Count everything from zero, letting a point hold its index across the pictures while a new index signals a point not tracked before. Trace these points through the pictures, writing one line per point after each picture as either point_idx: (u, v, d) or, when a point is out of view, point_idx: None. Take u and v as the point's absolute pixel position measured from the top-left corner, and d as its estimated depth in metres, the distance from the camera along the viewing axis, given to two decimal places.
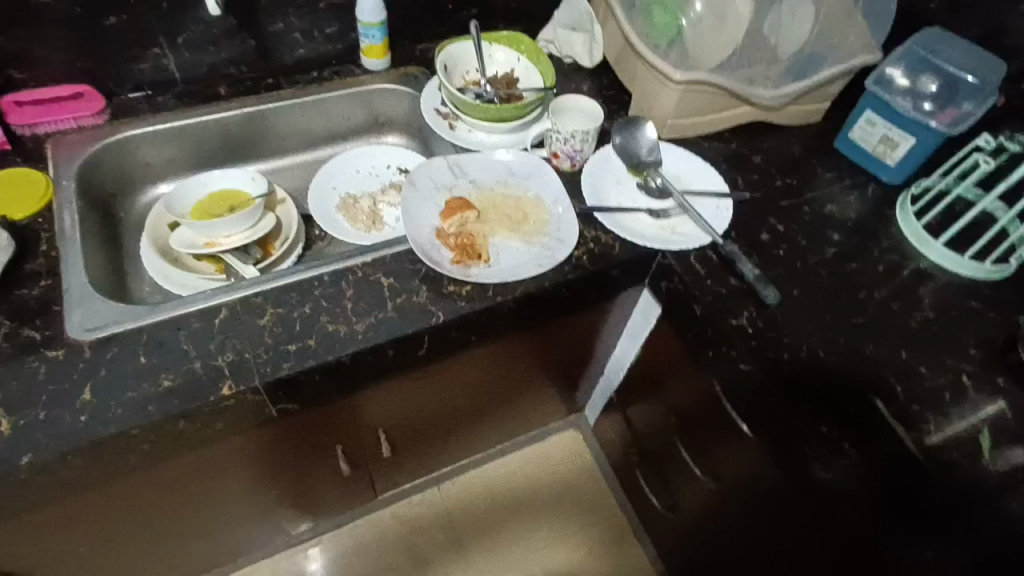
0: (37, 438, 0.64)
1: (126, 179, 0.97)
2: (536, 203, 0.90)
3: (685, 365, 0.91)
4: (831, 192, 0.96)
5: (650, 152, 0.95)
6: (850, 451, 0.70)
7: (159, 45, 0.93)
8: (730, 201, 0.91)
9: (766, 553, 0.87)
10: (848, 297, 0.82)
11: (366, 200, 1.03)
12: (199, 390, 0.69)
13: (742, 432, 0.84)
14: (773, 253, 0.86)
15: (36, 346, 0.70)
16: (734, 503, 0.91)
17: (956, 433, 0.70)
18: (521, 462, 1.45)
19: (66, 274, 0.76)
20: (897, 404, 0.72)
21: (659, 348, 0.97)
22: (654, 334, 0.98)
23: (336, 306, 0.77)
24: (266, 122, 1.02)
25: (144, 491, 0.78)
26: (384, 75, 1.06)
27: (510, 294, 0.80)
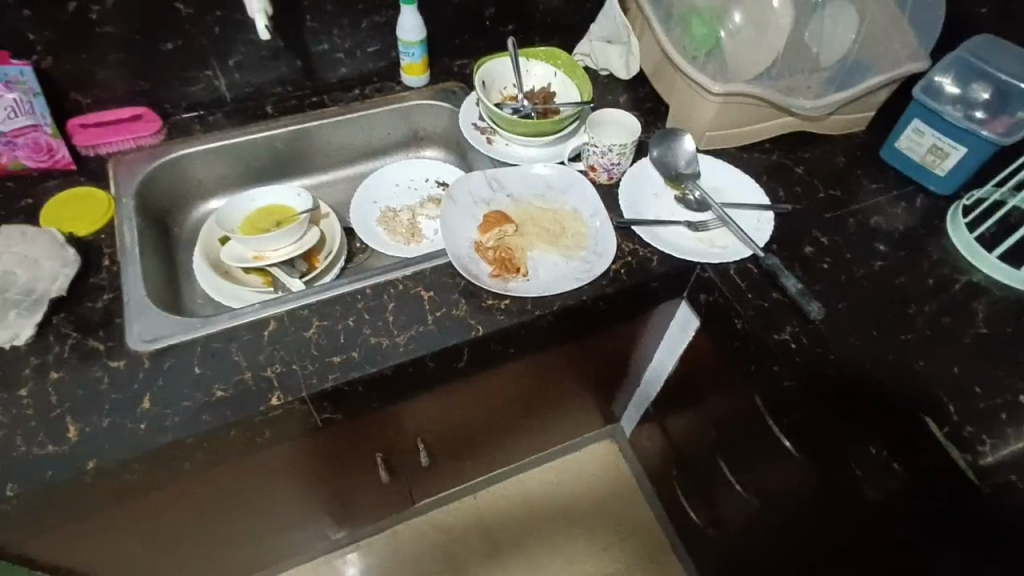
0: (101, 445, 0.67)
1: (181, 196, 1.01)
2: (574, 216, 0.91)
3: (726, 377, 0.90)
4: (876, 203, 0.93)
5: (688, 164, 0.94)
6: (901, 472, 0.69)
7: (210, 67, 0.97)
8: (772, 214, 0.90)
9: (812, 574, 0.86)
10: (895, 313, 0.80)
11: (405, 213, 1.06)
12: (249, 400, 0.72)
13: (787, 449, 0.82)
14: (817, 267, 0.85)
15: (99, 356, 0.74)
16: (778, 522, 0.89)
17: (1015, 456, 0.67)
18: (555, 472, 1.45)
19: (126, 288, 0.80)
20: (950, 423, 0.69)
21: (698, 362, 0.96)
22: (693, 347, 0.97)
23: (379, 319, 0.79)
24: (311, 139, 1.06)
25: (196, 496, 0.81)
26: (421, 91, 1.09)
27: (548, 309, 0.81)
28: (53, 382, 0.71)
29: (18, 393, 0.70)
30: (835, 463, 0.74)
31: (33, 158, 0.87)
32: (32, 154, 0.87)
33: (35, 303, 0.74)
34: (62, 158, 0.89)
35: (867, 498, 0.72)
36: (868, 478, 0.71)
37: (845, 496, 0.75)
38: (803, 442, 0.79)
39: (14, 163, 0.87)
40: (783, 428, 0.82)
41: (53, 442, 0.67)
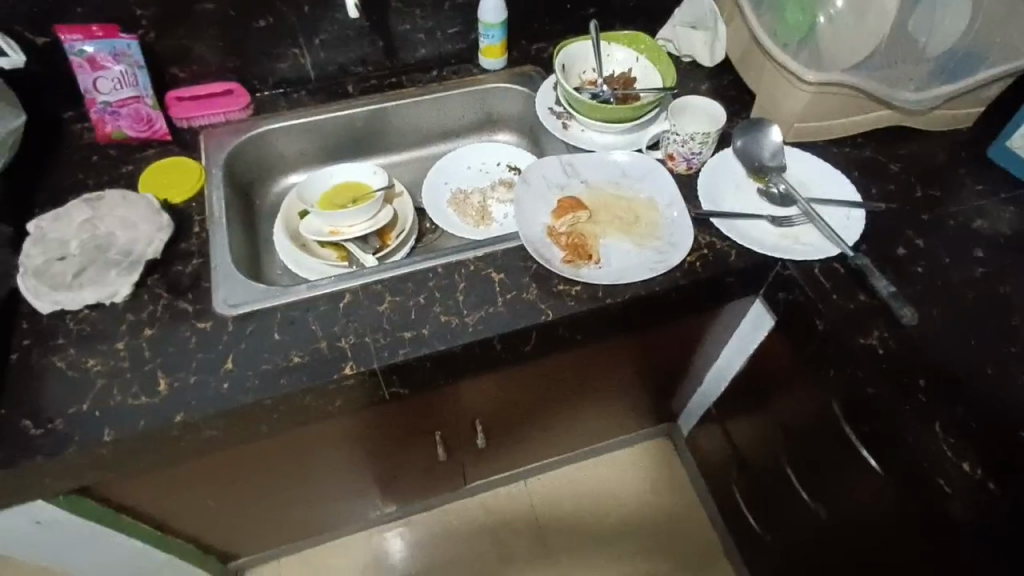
0: (187, 400, 0.71)
1: (264, 170, 1.05)
2: (650, 206, 0.89)
3: (801, 381, 0.86)
4: (980, 205, 0.87)
5: (773, 157, 0.90)
6: (997, 492, 0.64)
7: (298, 45, 1.00)
8: (863, 211, 0.85)
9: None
10: (998, 324, 0.75)
11: (476, 196, 1.06)
12: (324, 367, 0.74)
13: (867, 462, 0.78)
14: (910, 270, 0.80)
15: (188, 316, 0.78)
16: (854, 540, 0.84)
17: None
18: (608, 465, 1.43)
19: (214, 254, 0.84)
20: None
21: (769, 363, 0.93)
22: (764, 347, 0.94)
23: (449, 298, 0.80)
24: (388, 118, 1.07)
25: (266, 456, 0.84)
26: (497, 74, 1.09)
27: (619, 297, 0.79)
28: (147, 338, 0.76)
29: (116, 347, 0.75)
30: (919, 477, 0.70)
31: (135, 128, 0.92)
32: (134, 124, 0.92)
33: (133, 265, 0.78)
34: (160, 129, 0.94)
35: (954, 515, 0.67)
36: (959, 495, 0.66)
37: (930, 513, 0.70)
38: (884, 455, 0.74)
39: (118, 133, 0.92)
40: (862, 439, 0.77)
41: (146, 394, 0.71)
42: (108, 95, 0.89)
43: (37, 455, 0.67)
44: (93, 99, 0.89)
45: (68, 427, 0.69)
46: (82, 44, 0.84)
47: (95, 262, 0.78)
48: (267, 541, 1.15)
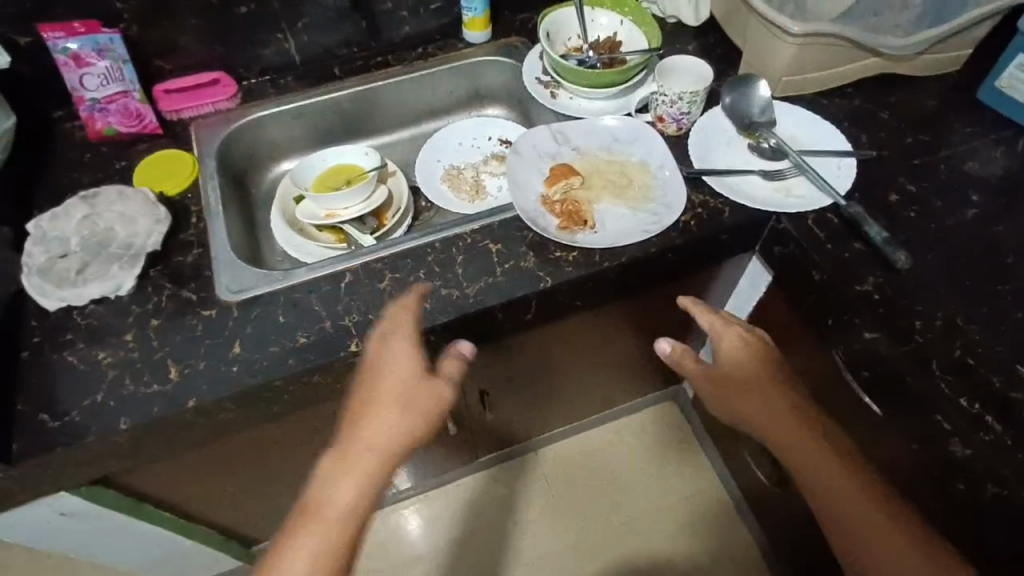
0: (199, 385, 0.73)
1: (257, 157, 1.05)
2: (641, 168, 0.89)
3: (774, 389, 0.71)
4: (971, 147, 0.87)
5: (763, 112, 0.90)
6: (995, 426, 0.66)
7: (281, 30, 1.00)
8: (854, 160, 0.85)
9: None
10: (990, 263, 0.76)
11: (469, 171, 1.07)
12: (330, 347, 0.75)
13: (761, 392, 0.71)
14: (903, 216, 0.80)
15: (193, 305, 0.79)
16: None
17: None
18: (616, 432, 1.45)
19: (214, 244, 0.84)
20: None
21: (739, 362, 0.72)
22: (715, 315, 0.74)
23: (449, 272, 0.81)
24: (376, 99, 1.07)
25: (280, 437, 0.86)
26: (483, 47, 1.08)
27: (616, 260, 0.80)
28: (154, 328, 0.77)
29: (125, 338, 0.76)
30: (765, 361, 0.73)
31: (125, 123, 0.92)
32: (124, 119, 0.92)
33: (135, 257, 0.80)
34: (150, 122, 0.94)
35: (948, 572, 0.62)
36: (971, 453, 0.65)
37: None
38: (866, 511, 0.64)
39: (108, 129, 0.93)
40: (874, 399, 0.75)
41: (158, 382, 0.73)
42: (95, 92, 0.89)
43: (58, 447, 0.68)
44: (81, 97, 0.89)
45: (84, 418, 0.70)
46: (66, 41, 0.83)
47: (98, 257, 0.79)
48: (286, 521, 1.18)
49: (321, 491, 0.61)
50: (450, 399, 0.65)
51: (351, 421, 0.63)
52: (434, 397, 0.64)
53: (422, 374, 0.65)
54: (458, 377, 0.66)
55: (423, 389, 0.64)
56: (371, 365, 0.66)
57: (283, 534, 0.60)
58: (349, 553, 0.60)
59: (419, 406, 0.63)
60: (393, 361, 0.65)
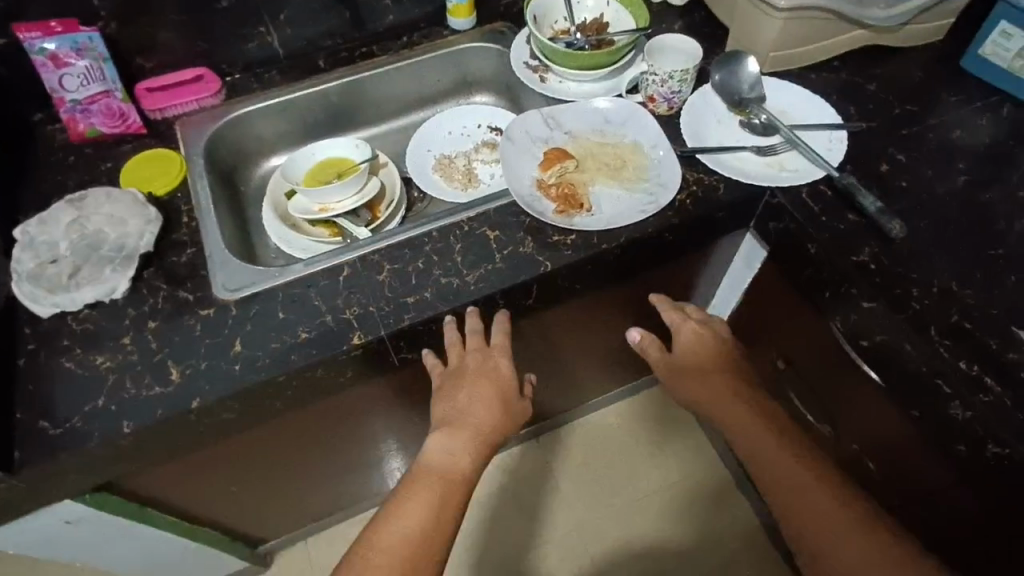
0: (202, 385, 0.72)
1: (245, 153, 1.04)
2: (634, 149, 0.89)
3: (723, 375, 0.80)
4: (958, 116, 0.88)
5: (752, 89, 0.91)
6: (994, 387, 0.67)
7: (264, 23, 0.98)
8: (844, 132, 0.86)
9: (902, 514, 0.83)
10: (982, 229, 0.77)
11: (461, 159, 1.06)
12: (333, 341, 0.75)
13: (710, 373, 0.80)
14: (895, 186, 0.81)
15: (190, 305, 0.78)
16: (874, 466, 0.84)
17: None
18: (616, 414, 1.47)
19: (208, 242, 0.83)
20: None
21: (695, 352, 0.82)
22: (674, 309, 0.86)
23: (448, 261, 0.80)
24: (363, 90, 1.06)
25: (285, 433, 0.86)
26: (468, 34, 1.07)
27: (615, 241, 0.80)
28: (152, 330, 0.76)
29: (121, 341, 0.75)
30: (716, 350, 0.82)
31: (108, 123, 0.90)
32: (107, 119, 0.90)
33: (127, 259, 0.78)
34: (133, 122, 0.92)
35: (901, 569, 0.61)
36: (973, 413, 0.67)
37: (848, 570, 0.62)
38: (806, 483, 0.67)
39: (91, 130, 0.91)
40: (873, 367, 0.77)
41: (159, 384, 0.72)
42: (76, 92, 0.87)
43: (60, 454, 0.68)
44: (61, 98, 0.87)
45: (85, 423, 0.69)
46: (42, 41, 0.81)
47: (89, 260, 0.78)
48: (291, 519, 1.18)
49: (430, 466, 0.71)
50: (530, 415, 0.80)
51: (458, 416, 0.75)
52: (522, 411, 0.79)
53: (516, 390, 0.79)
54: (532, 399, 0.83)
55: (517, 404, 0.78)
56: (471, 370, 0.77)
57: (391, 501, 0.69)
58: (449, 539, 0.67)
59: (513, 416, 0.77)
60: (492, 370, 0.78)
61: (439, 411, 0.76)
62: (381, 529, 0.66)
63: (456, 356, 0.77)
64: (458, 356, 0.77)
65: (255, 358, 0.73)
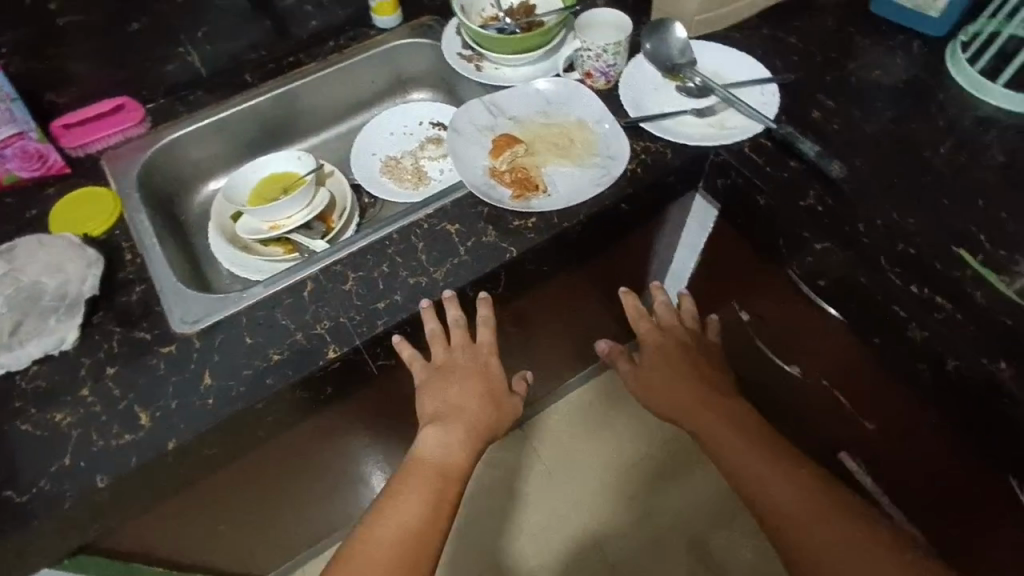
0: (176, 424, 0.69)
1: (181, 180, 0.99)
2: (580, 125, 0.90)
3: (687, 376, 0.87)
4: (876, 57, 0.93)
5: (683, 54, 0.93)
6: (946, 306, 0.72)
7: (181, 42, 0.94)
8: (774, 85, 0.90)
9: (875, 440, 0.87)
10: (913, 160, 0.82)
11: (407, 158, 1.05)
12: (307, 358, 0.73)
13: (673, 377, 0.87)
14: (828, 131, 0.85)
15: (149, 344, 0.74)
16: (844, 399, 0.89)
17: None
18: (594, 391, 1.49)
19: (157, 277, 0.79)
20: (972, 245, 0.75)
21: (660, 360, 0.89)
22: (642, 317, 0.92)
23: (412, 260, 0.79)
24: (297, 101, 1.03)
25: (270, 461, 0.83)
26: (396, 32, 1.06)
27: (574, 219, 0.81)
28: (112, 376, 0.72)
29: (80, 393, 0.71)
30: (677, 356, 0.90)
31: (26, 167, 0.84)
32: (24, 163, 0.84)
33: (72, 306, 0.74)
34: (55, 162, 0.86)
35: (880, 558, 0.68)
36: (930, 332, 0.71)
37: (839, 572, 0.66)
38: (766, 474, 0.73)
39: (8, 177, 0.84)
40: (831, 304, 0.81)
41: (129, 431, 0.68)
42: None
43: (33, 521, 0.63)
44: None
45: (55, 484, 0.65)
46: None
47: (31, 313, 0.72)
48: (284, 549, 1.14)
49: (426, 461, 0.73)
50: (521, 411, 0.81)
51: (448, 409, 0.75)
52: (513, 407, 0.80)
53: (506, 388, 0.79)
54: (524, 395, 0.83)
55: (508, 401, 0.79)
56: (459, 365, 0.78)
57: (386, 494, 0.71)
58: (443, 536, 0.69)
59: (504, 415, 0.78)
60: (482, 365, 0.79)
61: (431, 407, 0.76)
62: (379, 518, 0.69)
63: (442, 351, 0.77)
64: (444, 351, 0.77)
65: (234, 387, 0.71)
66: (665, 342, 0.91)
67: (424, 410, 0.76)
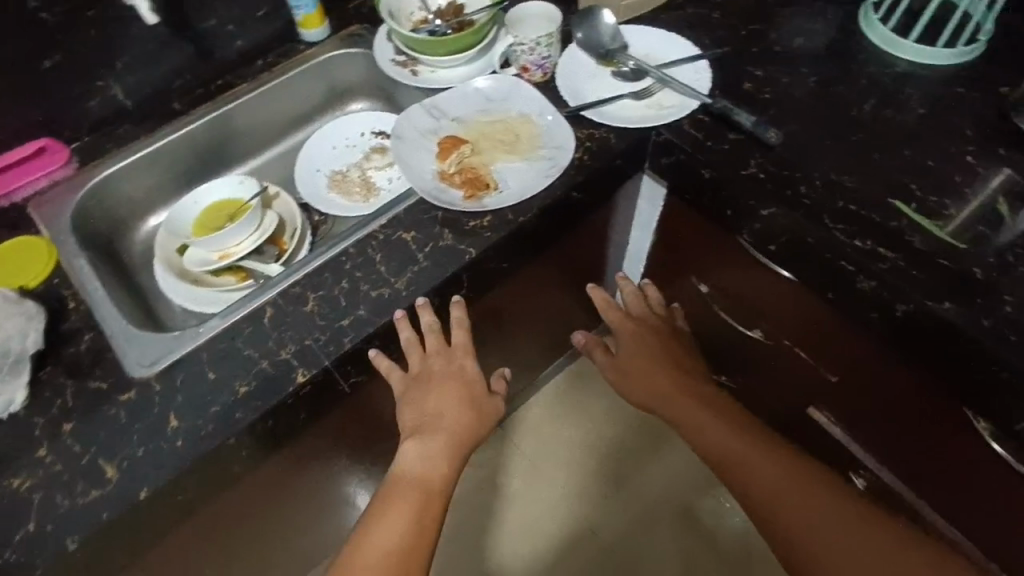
0: (146, 472, 0.66)
1: (118, 219, 0.95)
2: (523, 119, 0.91)
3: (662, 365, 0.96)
4: (796, 24, 0.97)
5: (614, 39, 0.95)
6: (889, 255, 0.75)
7: (101, 76, 0.91)
8: (705, 61, 0.92)
9: (840, 391, 0.91)
10: (842, 119, 0.85)
11: (354, 171, 1.03)
12: (276, 386, 0.71)
13: (648, 365, 0.97)
14: (761, 100, 0.88)
15: (106, 394, 0.71)
16: (806, 355, 0.92)
17: (968, 218, 0.77)
18: (569, 380, 1.51)
19: (106, 322, 0.76)
20: (906, 195, 0.78)
21: (634, 349, 0.98)
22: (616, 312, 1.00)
23: (372, 273, 0.78)
24: (231, 124, 1.00)
25: (250, 495, 0.81)
26: (325, 44, 1.04)
27: (528, 213, 0.82)
28: (69, 433, 0.68)
29: (37, 455, 0.67)
30: (652, 346, 0.98)
31: None
32: None
33: (16, 364, 0.70)
34: None
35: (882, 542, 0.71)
36: (876, 283, 0.74)
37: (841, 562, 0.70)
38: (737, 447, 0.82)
39: None
40: (783, 266, 0.84)
41: (96, 486, 0.65)
42: None
43: None
44: None
45: (21, 554, 0.62)
46: None
47: None
48: None
49: (408, 476, 0.73)
50: (503, 410, 0.82)
51: (429, 419, 0.76)
52: (494, 407, 0.81)
53: (485, 388, 0.80)
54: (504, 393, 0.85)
55: (487, 402, 0.80)
56: (434, 372, 0.78)
57: (371, 513, 0.71)
58: (431, 547, 0.69)
59: (486, 415, 0.79)
60: (458, 369, 0.80)
61: (410, 418, 0.77)
62: (365, 537, 0.69)
63: (417, 360, 0.77)
64: (420, 359, 0.78)
65: (203, 426, 0.68)
66: (639, 333, 0.99)
67: (405, 422, 0.77)
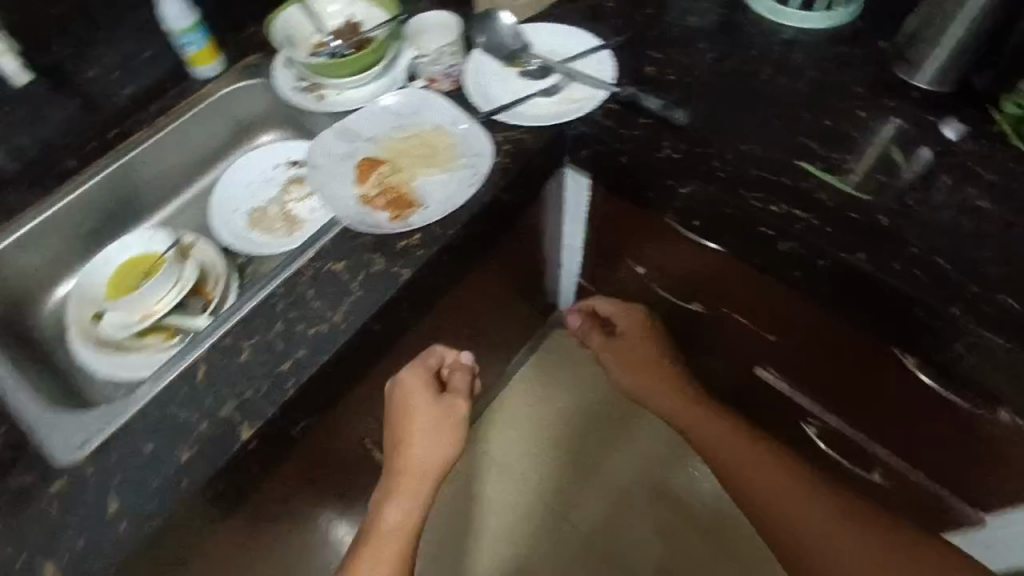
0: (89, 564, 0.61)
1: (19, 295, 0.88)
2: (438, 131, 0.89)
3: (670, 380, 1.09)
4: (686, 5, 1.00)
5: (515, 40, 0.96)
6: (803, 216, 0.78)
7: None
8: (607, 51, 0.94)
9: (782, 348, 0.95)
10: (742, 92, 0.89)
11: (273, 206, 0.99)
12: (220, 445, 0.67)
13: (658, 385, 1.09)
14: (664, 82, 0.90)
15: (32, 487, 0.66)
16: (745, 319, 0.96)
17: (868, 169, 0.81)
18: (528, 378, 1.51)
19: (20, 408, 0.73)
20: (811, 156, 0.82)
21: (635, 362, 1.12)
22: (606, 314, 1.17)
23: (305, 311, 0.76)
24: (132, 176, 0.95)
25: (213, 561, 0.77)
26: (222, 78, 0.99)
27: (456, 225, 0.81)
28: None
29: None
30: (657, 363, 1.11)
31: None
32: None
33: None
34: None
35: (865, 541, 0.84)
36: (797, 243, 0.77)
37: (832, 560, 0.85)
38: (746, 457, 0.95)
39: None
40: (708, 238, 0.87)
41: None
42: None
43: None
44: None
45: None
46: None
47: None
48: None
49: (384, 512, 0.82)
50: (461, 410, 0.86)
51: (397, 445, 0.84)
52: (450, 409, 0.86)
53: (436, 394, 0.86)
54: (463, 387, 0.88)
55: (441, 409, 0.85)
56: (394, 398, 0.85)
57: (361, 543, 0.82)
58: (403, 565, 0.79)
59: (441, 425, 0.85)
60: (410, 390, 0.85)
61: (387, 444, 0.86)
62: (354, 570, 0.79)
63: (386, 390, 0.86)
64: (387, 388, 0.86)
65: (147, 502, 0.64)
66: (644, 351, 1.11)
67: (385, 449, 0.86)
